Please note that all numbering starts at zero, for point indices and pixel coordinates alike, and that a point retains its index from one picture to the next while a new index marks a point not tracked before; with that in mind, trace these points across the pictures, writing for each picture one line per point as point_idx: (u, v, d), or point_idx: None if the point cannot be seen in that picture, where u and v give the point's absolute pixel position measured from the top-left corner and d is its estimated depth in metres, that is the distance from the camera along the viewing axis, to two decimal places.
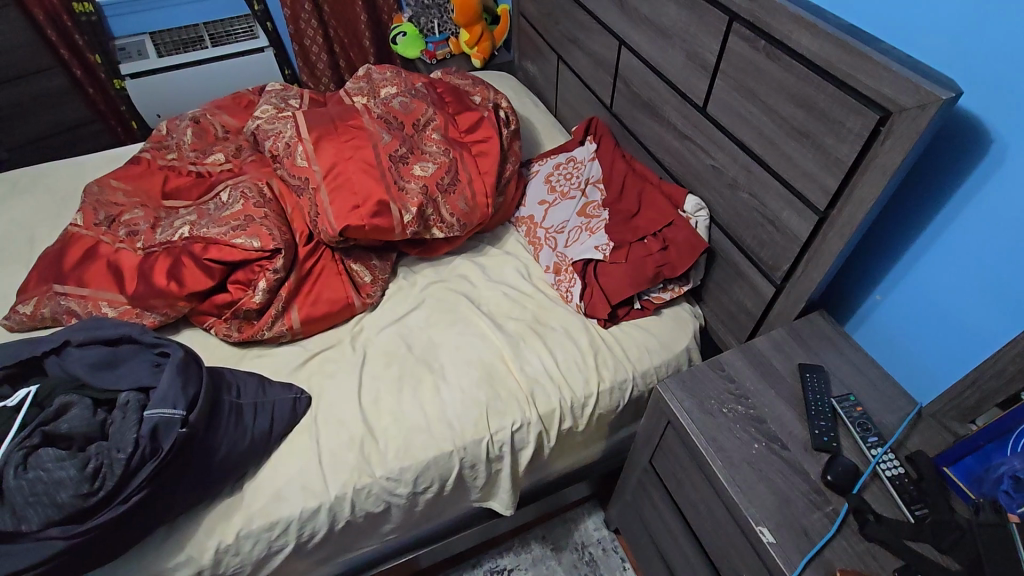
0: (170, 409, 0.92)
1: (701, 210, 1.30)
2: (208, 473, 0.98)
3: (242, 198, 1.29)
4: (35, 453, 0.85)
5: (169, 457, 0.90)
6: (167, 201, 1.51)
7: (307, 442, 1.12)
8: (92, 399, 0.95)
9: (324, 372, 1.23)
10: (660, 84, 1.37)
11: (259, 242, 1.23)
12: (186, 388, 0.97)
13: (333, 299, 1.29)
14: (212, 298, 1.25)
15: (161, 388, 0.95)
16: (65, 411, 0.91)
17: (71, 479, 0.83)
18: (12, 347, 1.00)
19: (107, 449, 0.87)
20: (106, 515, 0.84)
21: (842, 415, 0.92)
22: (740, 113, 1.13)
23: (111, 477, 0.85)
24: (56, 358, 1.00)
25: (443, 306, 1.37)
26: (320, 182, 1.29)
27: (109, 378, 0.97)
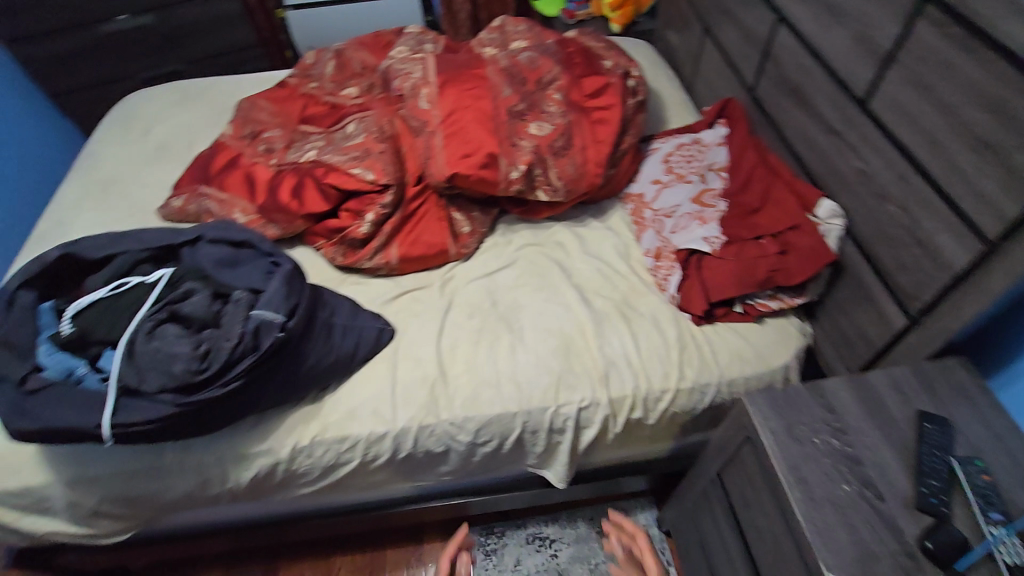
0: (273, 313, 1.00)
1: (838, 219, 1.16)
2: (294, 378, 1.06)
3: (364, 130, 1.35)
4: (162, 327, 0.97)
5: (266, 355, 0.98)
6: (302, 126, 1.62)
7: (384, 373, 1.18)
8: (212, 290, 1.05)
9: (411, 310, 1.29)
10: (817, 69, 1.22)
11: (372, 175, 1.27)
12: (289, 297, 1.04)
13: (432, 243, 1.33)
14: (325, 222, 1.33)
15: (269, 293, 1.04)
16: (189, 295, 1.02)
17: (186, 355, 0.93)
18: (155, 232, 1.11)
19: (217, 336, 0.97)
20: (207, 394, 0.93)
21: (962, 480, 0.79)
22: (910, 113, 0.97)
23: (216, 361, 0.95)
24: (189, 249, 1.11)
25: (534, 270, 1.36)
26: (437, 125, 1.27)
27: (228, 276, 1.08)
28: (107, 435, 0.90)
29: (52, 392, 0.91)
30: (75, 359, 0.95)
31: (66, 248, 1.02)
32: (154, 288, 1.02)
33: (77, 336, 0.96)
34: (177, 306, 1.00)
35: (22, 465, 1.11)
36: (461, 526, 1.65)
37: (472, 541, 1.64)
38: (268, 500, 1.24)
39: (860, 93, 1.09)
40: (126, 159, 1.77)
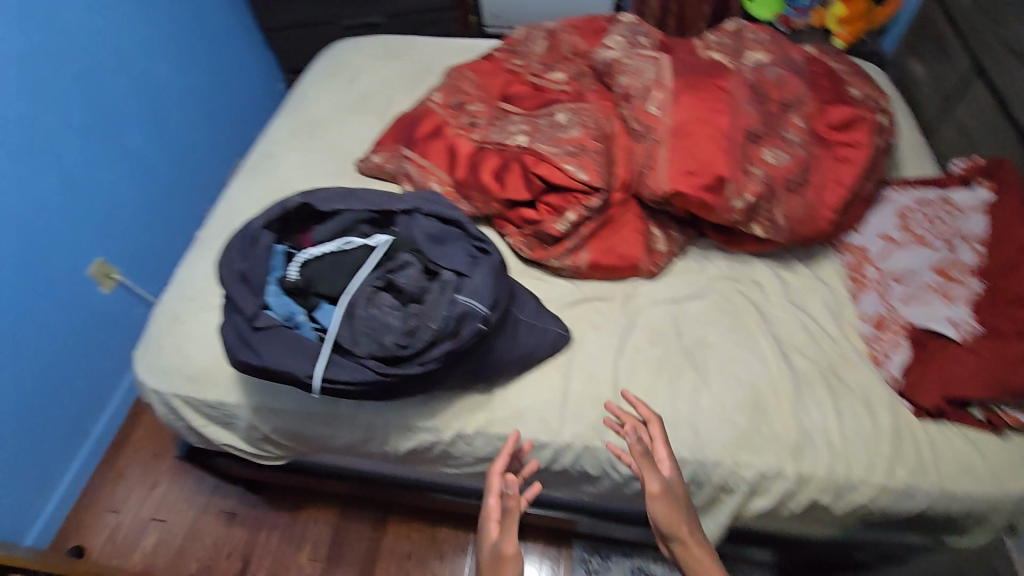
0: (479, 304, 0.99)
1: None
2: (481, 366, 1.07)
3: (580, 124, 1.27)
4: (378, 294, 1.00)
5: (465, 344, 0.97)
6: (504, 104, 1.58)
7: (557, 381, 1.16)
8: (422, 265, 1.06)
9: (590, 322, 1.23)
10: None
11: (585, 175, 1.20)
12: (492, 288, 1.02)
13: (624, 255, 1.25)
14: (521, 211, 1.29)
15: (476, 281, 1.03)
16: (403, 266, 1.04)
17: (396, 328, 0.95)
18: (379, 196, 1.14)
19: (424, 315, 0.98)
20: (407, 369, 0.95)
21: None
22: None
23: (420, 340, 0.95)
24: (406, 218, 1.12)
25: (729, 307, 1.24)
26: (665, 134, 1.17)
27: (436, 253, 1.07)
28: (314, 386, 0.94)
29: (275, 334, 0.97)
30: (296, 306, 1.01)
31: (306, 199, 1.09)
32: (373, 252, 1.05)
33: (302, 285, 1.01)
34: (393, 276, 1.02)
35: (223, 383, 1.23)
36: (567, 537, 1.62)
37: (575, 553, 1.61)
38: (414, 468, 1.28)
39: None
40: (331, 106, 1.85)
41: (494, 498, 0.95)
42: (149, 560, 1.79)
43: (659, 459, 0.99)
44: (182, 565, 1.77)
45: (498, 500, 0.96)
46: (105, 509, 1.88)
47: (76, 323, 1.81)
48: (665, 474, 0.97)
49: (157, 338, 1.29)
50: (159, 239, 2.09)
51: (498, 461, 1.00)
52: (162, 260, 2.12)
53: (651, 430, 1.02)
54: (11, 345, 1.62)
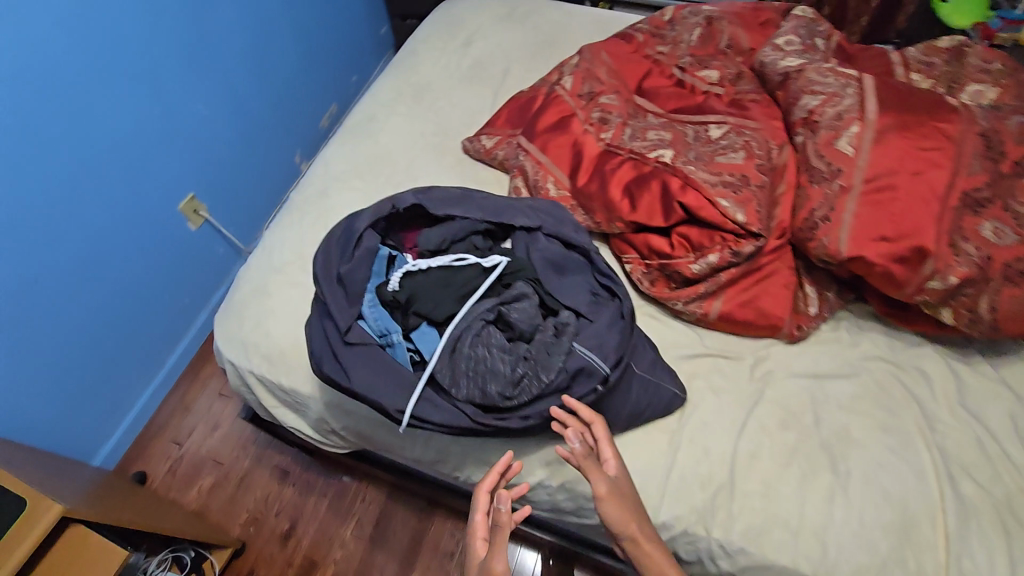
0: (600, 360, 0.85)
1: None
2: None
3: (744, 148, 1.06)
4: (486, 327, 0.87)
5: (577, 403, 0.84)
6: (642, 100, 1.35)
7: (663, 448, 1.00)
8: (539, 299, 0.92)
9: (710, 383, 1.06)
10: None
11: (743, 215, 1.00)
12: (617, 341, 0.87)
13: (766, 313, 1.06)
14: (648, 237, 1.12)
15: (599, 328, 0.88)
16: (517, 296, 0.91)
17: (503, 376, 0.82)
18: (498, 202, 0.99)
19: (536, 362, 0.84)
20: (509, 423, 0.82)
21: None
22: None
23: (529, 393, 0.82)
24: (526, 236, 0.97)
25: (882, 397, 1.03)
26: (859, 184, 0.94)
27: (554, 283, 0.93)
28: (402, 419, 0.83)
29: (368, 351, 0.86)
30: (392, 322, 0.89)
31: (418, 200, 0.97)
32: (487, 276, 0.92)
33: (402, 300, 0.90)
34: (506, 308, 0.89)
35: (298, 369, 1.15)
36: None
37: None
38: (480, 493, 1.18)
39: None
40: (443, 70, 1.68)
41: (480, 514, 0.79)
42: (206, 500, 1.83)
43: (606, 458, 0.81)
44: (234, 511, 1.80)
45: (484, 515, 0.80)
46: (171, 439, 1.93)
47: (166, 258, 1.82)
48: (610, 473, 0.80)
49: (238, 306, 1.22)
50: (251, 184, 2.06)
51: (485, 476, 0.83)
52: (252, 205, 2.09)
53: (595, 430, 0.81)
54: (104, 274, 1.63)
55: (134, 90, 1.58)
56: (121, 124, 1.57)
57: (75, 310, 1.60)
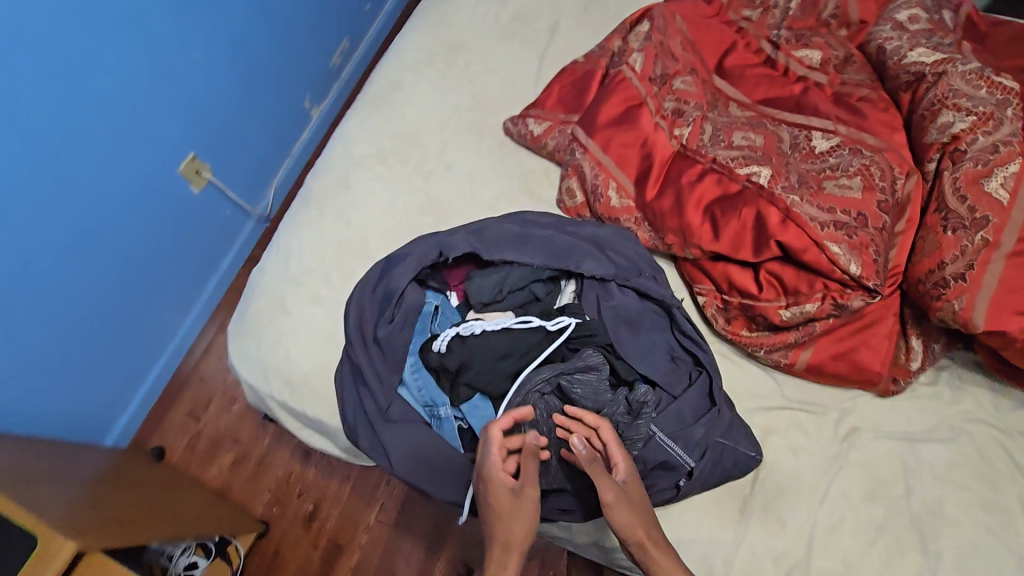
0: (683, 455, 0.79)
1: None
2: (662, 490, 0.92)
3: (861, 175, 0.87)
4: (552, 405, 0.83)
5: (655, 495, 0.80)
6: (723, 84, 1.11)
7: (733, 512, 0.93)
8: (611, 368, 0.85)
9: (789, 443, 0.97)
10: None
11: (858, 268, 0.83)
12: (697, 430, 0.80)
13: (862, 368, 0.93)
14: (730, 271, 0.95)
15: (679, 412, 0.81)
16: (584, 368, 0.84)
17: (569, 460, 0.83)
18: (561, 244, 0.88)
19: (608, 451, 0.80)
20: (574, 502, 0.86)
21: None
22: None
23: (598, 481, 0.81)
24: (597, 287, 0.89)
25: (981, 467, 0.93)
26: (1009, 243, 0.78)
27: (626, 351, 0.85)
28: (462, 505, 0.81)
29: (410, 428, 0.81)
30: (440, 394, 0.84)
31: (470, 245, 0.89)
32: (552, 342, 0.85)
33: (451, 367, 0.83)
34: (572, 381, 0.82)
35: (326, 399, 1.04)
36: None
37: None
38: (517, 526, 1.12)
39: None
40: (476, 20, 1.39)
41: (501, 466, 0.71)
42: (228, 478, 1.68)
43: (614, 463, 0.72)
44: (257, 489, 1.65)
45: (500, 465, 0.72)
46: (188, 412, 1.74)
47: (175, 229, 1.55)
48: (619, 479, 0.71)
49: (256, 325, 1.08)
50: (264, 134, 1.72)
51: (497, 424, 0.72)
52: (266, 155, 1.76)
53: (602, 434, 0.74)
54: (102, 241, 1.37)
55: (117, 34, 1.24)
56: (102, 73, 1.24)
57: (67, 298, 1.36)
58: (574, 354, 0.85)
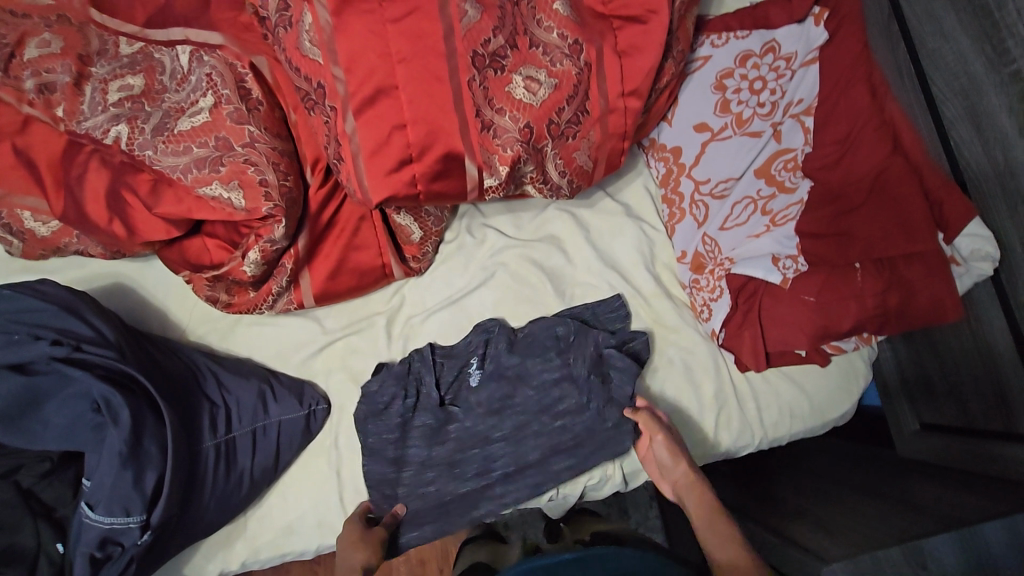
0: (121, 519, 0.66)
1: (989, 262, 0.80)
2: (215, 526, 0.80)
3: (210, 90, 0.72)
4: (568, 409, 0.89)
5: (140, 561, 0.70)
6: (102, 17, 0.82)
7: (323, 469, 0.88)
8: (21, 493, 0.68)
9: (350, 371, 0.91)
10: (966, 23, 0.78)
11: (244, 198, 0.72)
12: (141, 481, 0.67)
13: (364, 268, 0.87)
14: (182, 248, 0.82)
15: (103, 485, 0.66)
16: (592, 321, 0.94)
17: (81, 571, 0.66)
18: None
19: (79, 535, 0.67)
20: None
21: None
22: None
23: (121, 556, 0.68)
24: None
25: (521, 291, 0.95)
26: (346, 100, 0.68)
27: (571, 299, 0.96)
28: None
29: None
30: None
31: None
32: None
33: None
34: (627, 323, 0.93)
35: None
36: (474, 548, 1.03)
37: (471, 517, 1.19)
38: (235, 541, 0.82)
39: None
40: None
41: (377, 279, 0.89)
42: None
43: (405, 227, 0.86)
44: None
45: (390, 256, 0.88)
46: None
47: None
48: (390, 275, 0.89)
49: None
50: None
51: (385, 241, 0.87)
52: None
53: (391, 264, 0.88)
54: None
55: None
56: None
57: None
58: (399, 395, 0.87)
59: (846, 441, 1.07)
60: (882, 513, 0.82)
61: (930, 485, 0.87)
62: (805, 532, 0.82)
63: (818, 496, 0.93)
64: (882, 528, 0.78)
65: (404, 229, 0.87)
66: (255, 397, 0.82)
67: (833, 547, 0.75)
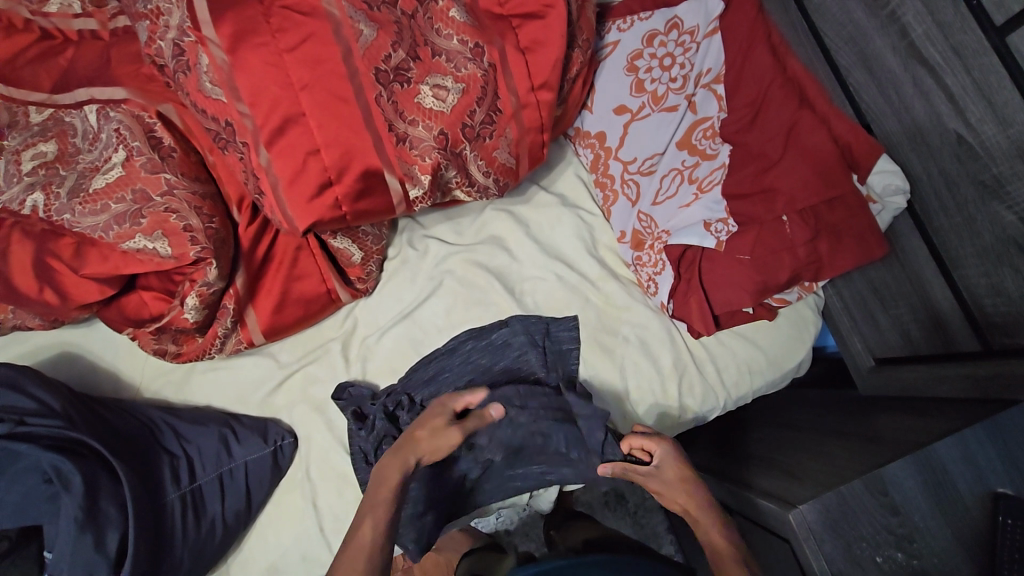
0: None
1: (901, 195, 0.83)
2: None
3: (121, 145, 0.72)
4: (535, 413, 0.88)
5: None
6: (6, 88, 0.80)
7: (300, 503, 0.87)
8: None
9: (313, 400, 0.91)
10: None
11: (170, 246, 0.72)
12: (103, 544, 0.66)
13: (308, 297, 0.87)
14: (119, 306, 0.81)
15: (64, 555, 0.65)
16: (541, 343, 0.93)
17: None
18: None
19: None
20: None
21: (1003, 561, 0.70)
22: (990, 94, 0.68)
23: None
24: None
25: (472, 294, 0.97)
26: (258, 134, 0.69)
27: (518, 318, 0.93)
28: None
29: None
30: None
31: None
32: None
33: None
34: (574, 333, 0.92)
35: None
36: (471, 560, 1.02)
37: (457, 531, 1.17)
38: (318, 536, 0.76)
39: (990, 2, 0.67)
40: None
41: (321, 308, 0.89)
42: None
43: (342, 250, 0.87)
44: None
45: (334, 283, 0.88)
46: None
47: None
48: (338, 300, 0.89)
49: None
50: None
51: (326, 267, 0.87)
52: None
53: (337, 288, 0.89)
54: None
55: None
56: None
57: None
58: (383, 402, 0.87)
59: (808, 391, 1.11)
60: (844, 450, 0.85)
61: (886, 416, 0.90)
62: (776, 483, 0.84)
63: (786, 446, 0.95)
64: (841, 465, 0.81)
65: (343, 253, 0.88)
66: (216, 442, 0.82)
67: (801, 492, 0.77)
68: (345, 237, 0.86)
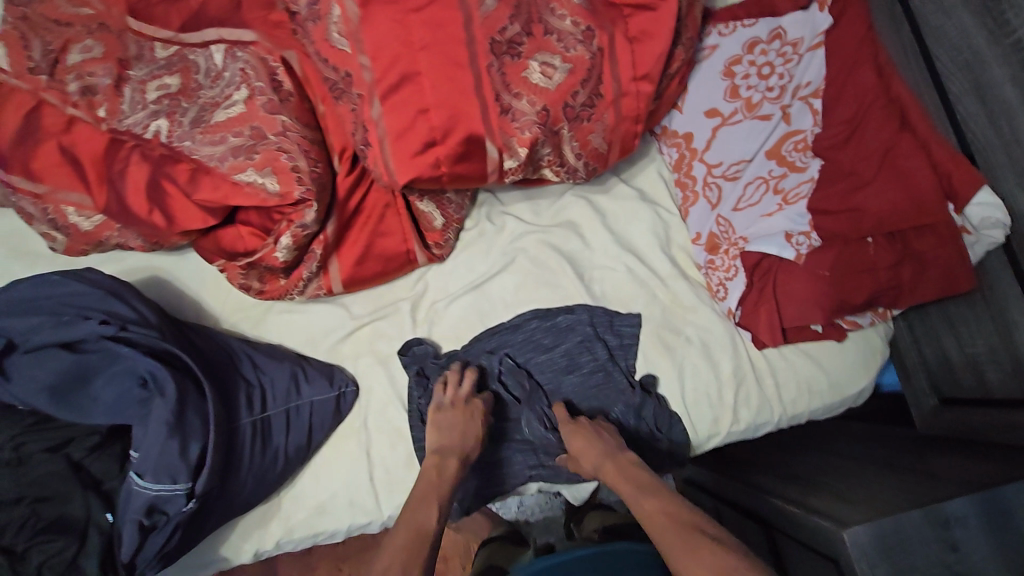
0: (167, 487, 0.69)
1: (1000, 230, 0.80)
2: (251, 503, 0.83)
3: (244, 84, 0.77)
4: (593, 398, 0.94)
5: (184, 528, 0.73)
6: (140, 23, 0.84)
7: (354, 450, 0.90)
8: (76, 465, 0.72)
9: (377, 354, 0.94)
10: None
11: (277, 183, 0.76)
12: (186, 451, 0.70)
13: (388, 253, 0.90)
14: (217, 237, 0.85)
15: (150, 455, 0.69)
16: (603, 334, 0.96)
17: (132, 537, 0.70)
18: None
19: (127, 503, 0.71)
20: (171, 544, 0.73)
21: None
22: None
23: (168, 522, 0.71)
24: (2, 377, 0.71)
25: (541, 275, 0.98)
26: (373, 87, 0.72)
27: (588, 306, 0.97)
28: None
29: None
30: None
31: None
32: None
33: None
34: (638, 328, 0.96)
35: None
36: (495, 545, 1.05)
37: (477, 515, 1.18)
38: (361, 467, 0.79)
39: None
40: None
41: (398, 267, 0.92)
42: None
43: (428, 214, 0.90)
44: None
45: (416, 245, 0.91)
46: None
47: None
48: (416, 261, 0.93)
49: None
50: None
51: (410, 228, 0.90)
52: None
53: (416, 250, 0.92)
54: None
55: None
56: None
57: None
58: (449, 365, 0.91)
59: (864, 422, 1.08)
60: (899, 481, 0.83)
61: (948, 455, 0.88)
62: (826, 502, 0.83)
63: (837, 469, 0.94)
64: (900, 493, 0.79)
65: (427, 217, 0.90)
66: (287, 378, 0.86)
67: (854, 514, 0.76)
68: (433, 201, 0.89)
